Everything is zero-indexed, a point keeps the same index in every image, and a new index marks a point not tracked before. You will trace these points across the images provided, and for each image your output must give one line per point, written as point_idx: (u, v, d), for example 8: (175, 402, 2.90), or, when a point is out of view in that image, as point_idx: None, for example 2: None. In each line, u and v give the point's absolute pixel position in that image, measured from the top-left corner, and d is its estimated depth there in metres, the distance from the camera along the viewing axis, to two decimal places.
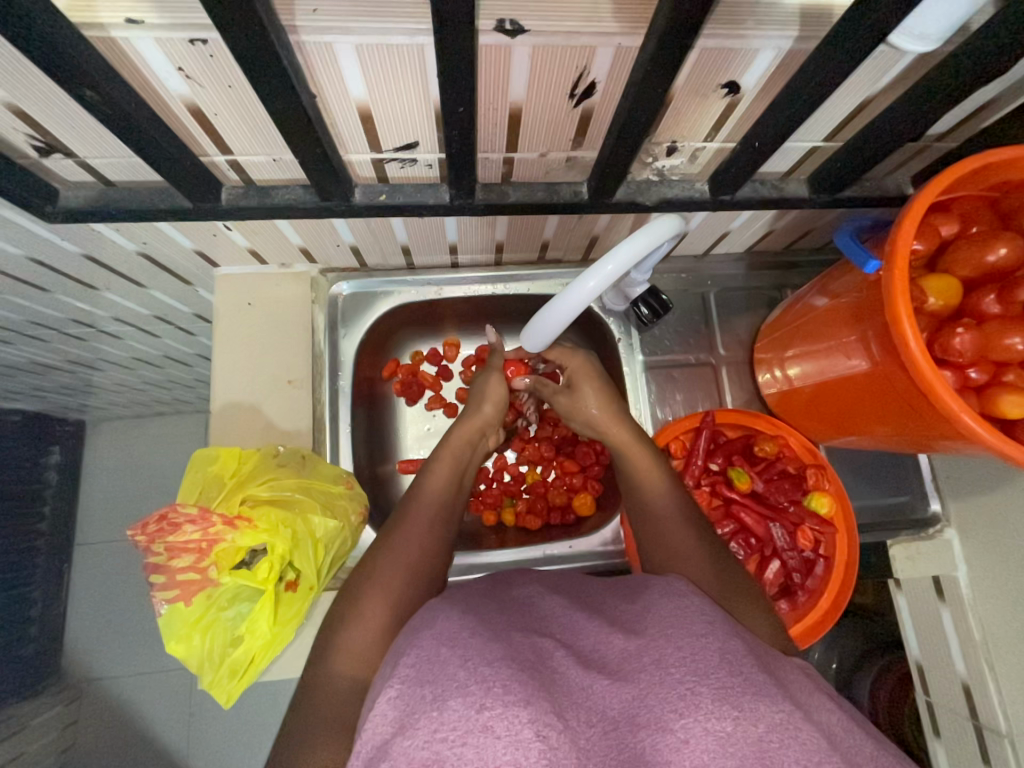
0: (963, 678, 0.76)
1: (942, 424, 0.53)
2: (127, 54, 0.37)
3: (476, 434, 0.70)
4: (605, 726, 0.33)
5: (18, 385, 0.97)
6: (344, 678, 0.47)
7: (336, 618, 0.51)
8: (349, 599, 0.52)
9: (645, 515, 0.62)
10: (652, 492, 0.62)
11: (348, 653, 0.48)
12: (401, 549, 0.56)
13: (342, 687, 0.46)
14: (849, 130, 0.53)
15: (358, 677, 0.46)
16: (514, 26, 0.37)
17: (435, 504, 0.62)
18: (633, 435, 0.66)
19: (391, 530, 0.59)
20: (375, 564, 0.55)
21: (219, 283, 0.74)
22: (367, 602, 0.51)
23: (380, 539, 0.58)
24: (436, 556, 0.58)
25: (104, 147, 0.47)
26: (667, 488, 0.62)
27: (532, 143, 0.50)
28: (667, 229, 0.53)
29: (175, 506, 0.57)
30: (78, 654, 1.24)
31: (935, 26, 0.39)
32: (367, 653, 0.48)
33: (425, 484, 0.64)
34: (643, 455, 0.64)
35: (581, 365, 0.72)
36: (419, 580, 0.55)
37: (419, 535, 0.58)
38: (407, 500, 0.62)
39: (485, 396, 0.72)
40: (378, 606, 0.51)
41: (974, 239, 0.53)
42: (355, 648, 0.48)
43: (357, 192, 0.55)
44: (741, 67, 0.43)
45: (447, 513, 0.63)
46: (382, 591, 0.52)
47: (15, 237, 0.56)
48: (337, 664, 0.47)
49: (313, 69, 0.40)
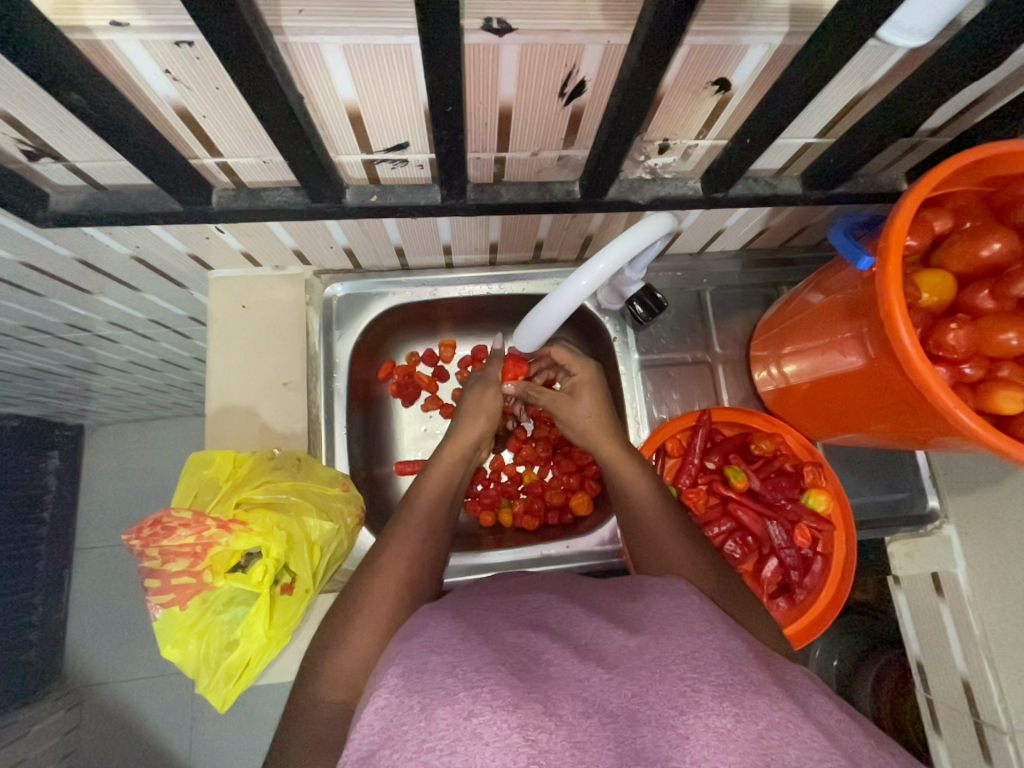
0: (963, 674, 0.76)
1: (937, 421, 0.53)
2: (113, 58, 0.37)
3: (467, 449, 0.70)
4: (602, 719, 0.33)
5: (16, 390, 0.97)
6: (328, 703, 0.47)
7: (325, 638, 0.51)
8: (339, 620, 0.52)
9: (638, 524, 0.62)
10: (645, 504, 0.62)
11: (337, 674, 0.48)
12: (392, 565, 0.56)
13: (329, 711, 0.46)
14: (842, 126, 0.53)
15: (343, 701, 0.47)
16: (501, 25, 0.36)
17: (425, 518, 0.62)
18: (622, 449, 0.66)
19: (383, 545, 0.58)
20: (366, 582, 0.55)
21: (212, 286, 0.74)
22: (356, 622, 0.51)
23: (373, 554, 0.58)
24: (427, 572, 0.58)
25: (94, 151, 0.46)
26: (657, 499, 0.62)
27: (523, 142, 0.50)
28: (660, 226, 0.52)
29: (170, 510, 0.57)
30: (80, 659, 1.24)
31: (924, 21, 0.38)
32: (353, 673, 0.48)
33: (415, 498, 0.63)
34: (631, 469, 0.65)
35: (590, 376, 0.71)
36: (411, 595, 0.55)
37: (411, 551, 0.58)
38: (399, 513, 0.62)
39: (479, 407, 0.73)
40: (367, 627, 0.51)
41: (968, 233, 0.53)
42: (341, 673, 0.48)
43: (349, 193, 0.55)
44: (732, 65, 0.43)
45: (438, 526, 0.62)
46: (371, 611, 0.52)
47: (7, 242, 0.56)
48: (323, 689, 0.48)
49: (301, 71, 0.39)
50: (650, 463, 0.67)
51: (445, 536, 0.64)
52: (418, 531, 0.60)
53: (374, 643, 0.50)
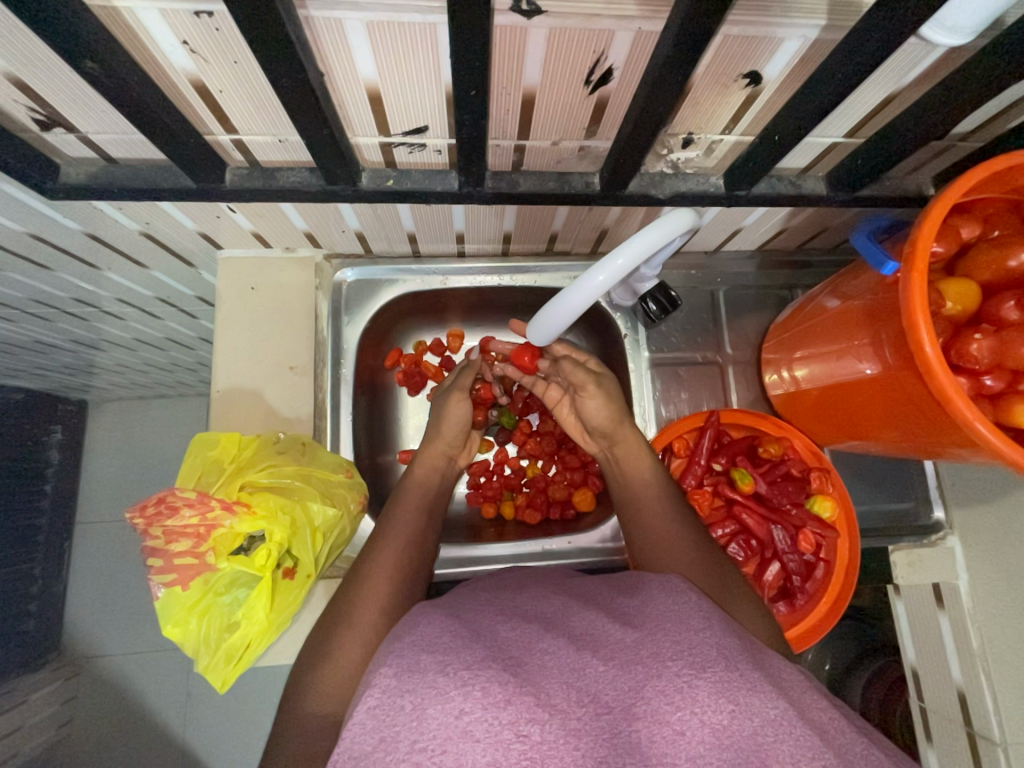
0: (959, 686, 0.75)
1: (953, 433, 0.52)
2: (130, 24, 0.36)
3: (440, 458, 0.71)
4: (598, 708, 0.33)
5: (20, 363, 0.97)
6: (313, 713, 0.47)
7: (320, 640, 0.51)
8: (334, 622, 0.52)
9: (639, 530, 0.61)
10: (649, 511, 0.61)
11: (332, 676, 0.48)
12: (382, 569, 0.56)
13: (318, 717, 0.46)
14: (871, 126, 0.51)
15: (331, 712, 0.46)
16: (531, 7, 0.35)
17: (410, 528, 0.61)
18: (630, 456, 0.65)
19: (374, 549, 0.58)
20: (358, 585, 0.55)
21: (222, 266, 0.73)
22: (346, 627, 0.51)
23: (366, 557, 0.58)
24: (414, 573, 0.58)
25: (107, 122, 0.45)
26: (665, 502, 0.61)
27: (545, 129, 0.49)
28: (681, 223, 0.51)
29: (174, 489, 0.57)
30: (78, 632, 1.24)
31: (968, 19, 0.37)
32: (343, 681, 0.48)
33: (398, 509, 0.63)
34: (637, 475, 0.64)
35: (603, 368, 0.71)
36: (400, 599, 0.55)
37: (396, 554, 0.58)
38: (385, 519, 0.62)
39: (447, 413, 0.72)
40: (357, 634, 0.51)
41: (997, 243, 0.52)
42: (334, 678, 0.48)
43: (364, 177, 0.54)
44: (765, 57, 0.41)
45: (421, 534, 0.62)
46: (361, 619, 0.52)
47: (16, 213, 0.55)
48: (316, 693, 0.47)
49: (322, 47, 0.38)
50: (661, 468, 0.65)
51: (431, 540, 0.64)
52: (405, 540, 0.60)
53: (359, 653, 0.49)
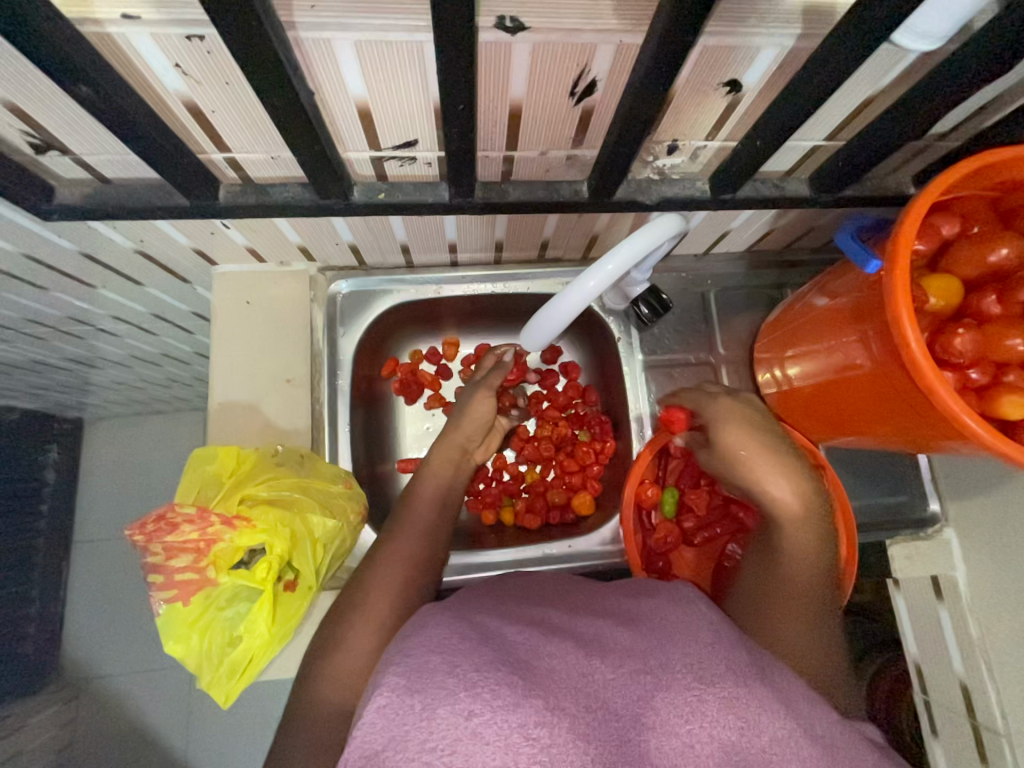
0: (961, 678, 0.76)
1: (942, 425, 0.53)
2: (123, 50, 0.37)
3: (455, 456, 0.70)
4: (606, 713, 0.33)
5: (16, 383, 0.97)
6: (326, 705, 0.47)
7: (320, 643, 0.52)
8: (334, 626, 0.52)
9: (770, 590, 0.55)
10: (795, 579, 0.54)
11: (333, 679, 0.48)
12: (383, 571, 0.56)
13: (327, 717, 0.47)
14: (852, 128, 0.52)
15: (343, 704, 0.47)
16: (514, 23, 0.36)
17: (415, 528, 0.61)
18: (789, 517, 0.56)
19: (375, 553, 0.58)
20: (358, 589, 0.54)
21: (217, 281, 0.74)
22: (346, 631, 0.51)
23: (367, 560, 0.58)
24: (423, 573, 0.58)
25: (100, 143, 0.46)
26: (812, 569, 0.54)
27: (532, 141, 0.50)
28: (668, 228, 0.52)
29: (174, 506, 0.57)
30: (76, 653, 1.24)
31: (938, 26, 0.38)
32: (351, 678, 0.48)
33: (406, 513, 0.62)
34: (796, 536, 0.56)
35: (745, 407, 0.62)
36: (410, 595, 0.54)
37: (400, 556, 0.58)
38: (390, 522, 0.61)
39: (468, 411, 0.72)
40: (359, 634, 0.50)
41: (975, 239, 0.53)
42: (336, 682, 0.48)
43: (356, 191, 0.54)
44: (743, 65, 0.43)
45: (430, 534, 0.61)
46: (362, 620, 0.52)
47: (12, 233, 0.55)
48: (322, 692, 0.48)
49: (313, 68, 0.39)
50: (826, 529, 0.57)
51: (442, 538, 0.63)
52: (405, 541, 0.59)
53: (365, 649, 0.49)
